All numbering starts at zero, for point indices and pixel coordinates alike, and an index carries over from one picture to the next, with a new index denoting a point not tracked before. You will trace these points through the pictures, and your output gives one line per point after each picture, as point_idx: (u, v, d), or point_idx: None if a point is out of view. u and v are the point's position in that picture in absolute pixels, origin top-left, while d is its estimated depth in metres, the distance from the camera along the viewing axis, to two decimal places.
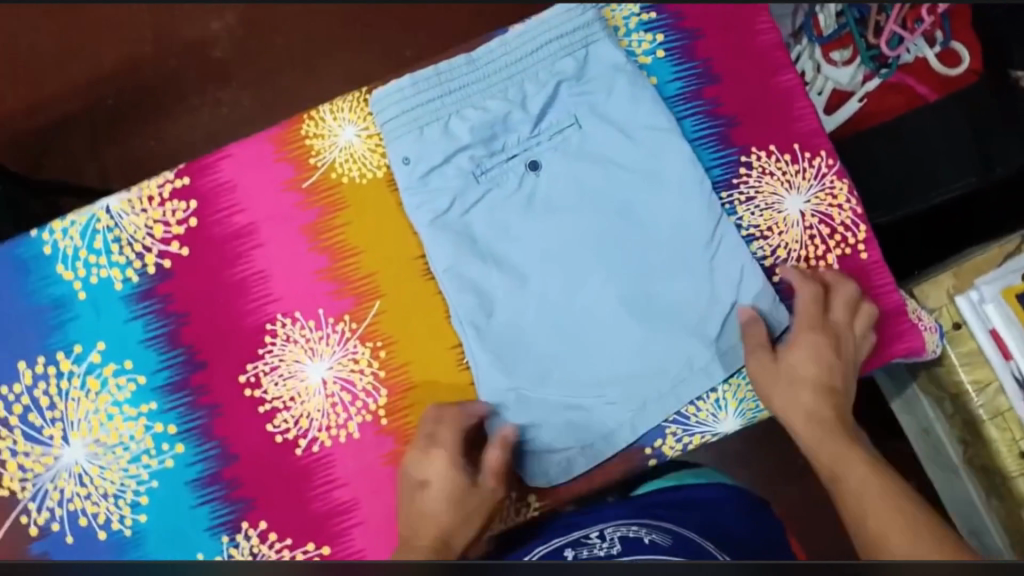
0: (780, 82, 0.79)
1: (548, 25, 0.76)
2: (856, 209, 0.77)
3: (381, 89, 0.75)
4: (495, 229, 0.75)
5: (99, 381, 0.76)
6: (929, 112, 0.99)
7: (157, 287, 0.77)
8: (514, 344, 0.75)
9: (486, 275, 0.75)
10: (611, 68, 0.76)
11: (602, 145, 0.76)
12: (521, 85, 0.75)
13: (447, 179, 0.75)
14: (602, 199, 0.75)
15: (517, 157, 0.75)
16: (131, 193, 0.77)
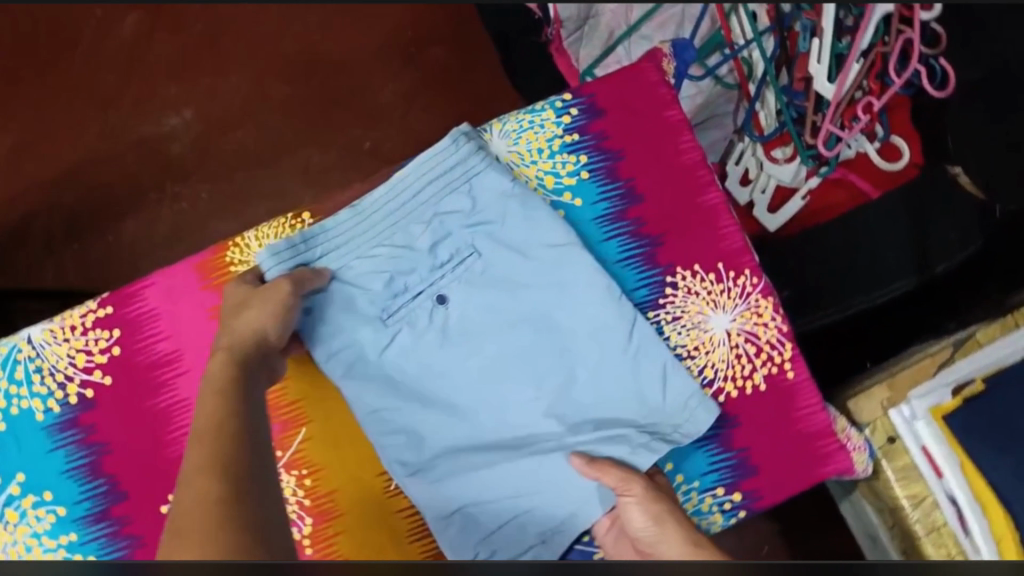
0: (704, 200, 0.80)
1: (426, 169, 0.75)
2: (782, 327, 0.78)
3: (266, 248, 0.73)
4: (421, 365, 0.74)
5: (18, 512, 0.75)
6: (871, 210, 0.98)
7: (79, 417, 0.76)
8: (449, 470, 0.74)
9: (414, 414, 0.74)
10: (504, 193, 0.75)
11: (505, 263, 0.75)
12: (405, 228, 0.74)
13: (354, 324, 0.73)
14: (515, 317, 0.75)
15: (423, 294, 0.74)
16: (55, 322, 0.77)
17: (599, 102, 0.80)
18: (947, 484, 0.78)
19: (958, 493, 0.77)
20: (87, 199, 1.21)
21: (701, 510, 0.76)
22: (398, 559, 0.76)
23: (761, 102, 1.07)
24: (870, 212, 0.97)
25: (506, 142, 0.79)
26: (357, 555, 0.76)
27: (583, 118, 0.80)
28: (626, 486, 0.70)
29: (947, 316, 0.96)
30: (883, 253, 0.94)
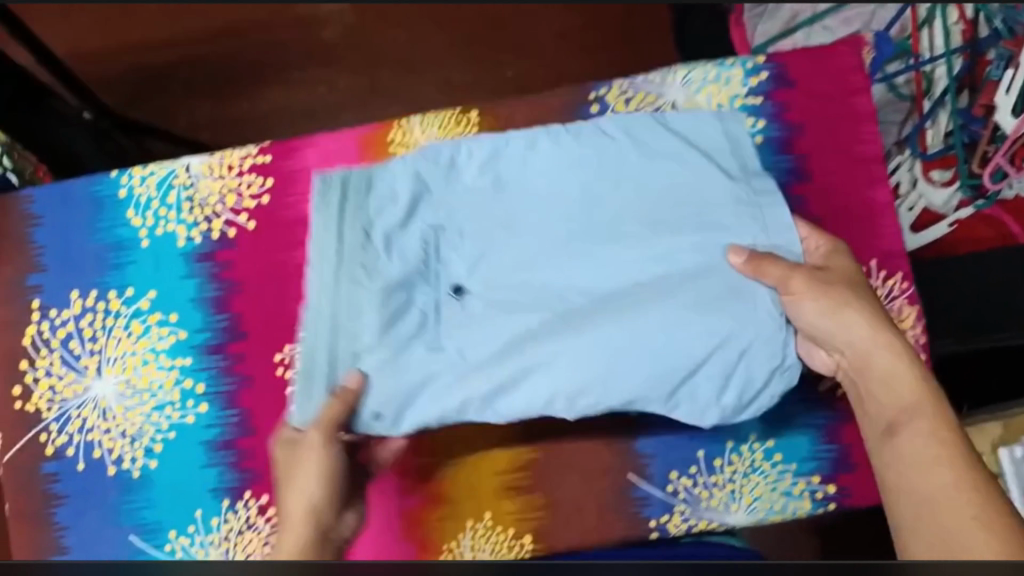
0: (873, 194, 0.77)
1: (340, 211, 0.71)
2: (920, 340, 0.75)
3: (294, 410, 0.68)
4: (484, 387, 0.66)
5: (143, 326, 0.78)
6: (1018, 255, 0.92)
7: (217, 252, 0.79)
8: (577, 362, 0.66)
9: (536, 395, 0.66)
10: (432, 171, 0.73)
11: (574, 173, 0.72)
12: (354, 283, 0.68)
13: (434, 398, 0.67)
14: (631, 201, 0.71)
15: (437, 293, 0.69)
16: (214, 158, 0.80)
17: (789, 73, 0.79)
18: None
19: None
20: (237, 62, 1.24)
21: (790, 491, 0.75)
22: (484, 458, 0.78)
23: (931, 120, 1.04)
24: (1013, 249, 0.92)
25: (687, 90, 0.79)
26: (446, 447, 0.78)
27: (770, 84, 0.78)
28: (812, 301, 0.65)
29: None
30: None
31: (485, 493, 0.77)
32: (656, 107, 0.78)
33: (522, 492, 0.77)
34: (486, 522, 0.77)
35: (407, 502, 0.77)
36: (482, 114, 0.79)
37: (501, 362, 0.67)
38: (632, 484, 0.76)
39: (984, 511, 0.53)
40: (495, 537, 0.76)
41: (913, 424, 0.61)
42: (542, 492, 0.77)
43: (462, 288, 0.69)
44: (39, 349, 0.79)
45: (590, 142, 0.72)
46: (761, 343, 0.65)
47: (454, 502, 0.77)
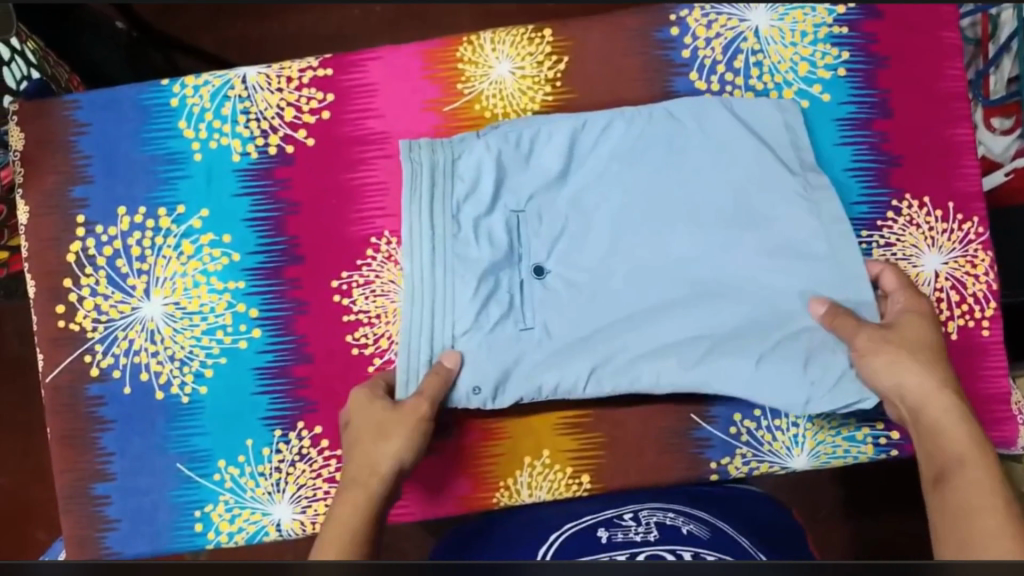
0: (954, 134, 0.75)
1: (429, 186, 0.72)
2: (992, 284, 0.74)
3: (397, 389, 0.70)
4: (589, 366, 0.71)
5: (195, 246, 0.76)
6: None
7: (274, 169, 0.76)
8: (665, 350, 0.71)
9: (627, 373, 0.71)
10: (511, 156, 0.73)
11: (647, 162, 0.73)
12: (448, 265, 0.71)
13: (523, 380, 0.71)
14: (703, 218, 0.72)
15: (525, 271, 0.72)
16: (272, 69, 0.76)
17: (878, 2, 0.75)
18: None
19: None
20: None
21: (853, 437, 0.74)
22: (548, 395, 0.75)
23: (994, 66, 1.00)
24: None
25: (771, 15, 0.75)
26: None
27: (857, 13, 0.75)
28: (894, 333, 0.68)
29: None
30: None
31: (545, 431, 0.75)
32: (738, 32, 0.75)
33: (582, 431, 0.75)
34: (543, 461, 0.75)
35: (465, 437, 0.76)
36: (556, 33, 0.76)
37: (596, 351, 0.71)
38: (695, 425, 0.75)
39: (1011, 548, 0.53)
40: (553, 476, 0.75)
41: (965, 474, 0.60)
42: (602, 431, 0.75)
43: (544, 267, 0.73)
44: (84, 266, 0.76)
45: (659, 130, 0.73)
46: (814, 361, 0.69)
47: (514, 439, 0.75)
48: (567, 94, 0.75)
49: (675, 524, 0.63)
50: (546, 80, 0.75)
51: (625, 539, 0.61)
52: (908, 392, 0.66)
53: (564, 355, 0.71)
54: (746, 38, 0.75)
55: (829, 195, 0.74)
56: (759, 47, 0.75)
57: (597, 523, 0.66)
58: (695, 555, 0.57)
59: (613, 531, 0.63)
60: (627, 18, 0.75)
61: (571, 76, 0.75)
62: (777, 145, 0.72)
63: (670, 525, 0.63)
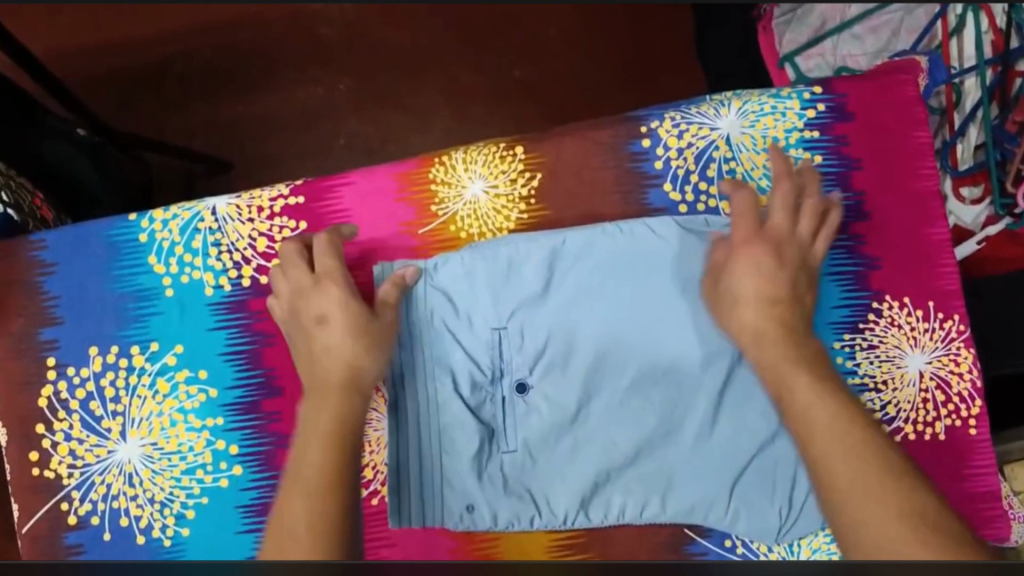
0: (931, 233, 0.75)
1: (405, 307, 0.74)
2: (976, 381, 0.73)
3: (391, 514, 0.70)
4: (577, 493, 0.71)
5: (169, 384, 0.74)
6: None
7: (248, 300, 0.74)
8: (647, 472, 0.72)
9: (614, 496, 0.72)
10: (491, 269, 0.73)
11: (634, 273, 0.73)
12: (433, 386, 0.73)
13: (512, 494, 0.71)
14: (676, 337, 0.72)
15: (506, 389, 0.73)
16: (242, 198, 0.75)
17: (848, 104, 0.76)
18: None
19: None
20: (227, 56, 1.04)
21: None
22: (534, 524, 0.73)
23: (961, 136, 0.96)
24: None
25: (742, 122, 0.75)
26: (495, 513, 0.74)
27: (827, 117, 0.75)
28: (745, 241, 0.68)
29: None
30: None
31: (536, 553, 0.73)
32: (710, 141, 0.75)
33: (574, 551, 0.73)
34: None
35: None
36: (528, 150, 0.75)
37: (583, 461, 0.72)
38: (689, 539, 0.73)
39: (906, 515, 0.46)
40: None
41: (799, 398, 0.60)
42: (595, 550, 0.73)
43: (526, 385, 0.73)
44: (56, 410, 0.74)
45: (631, 249, 0.73)
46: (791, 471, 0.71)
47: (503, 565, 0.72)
48: (543, 211, 0.75)
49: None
50: (520, 199, 0.74)
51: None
52: (753, 341, 0.65)
53: (552, 465, 0.72)
54: (717, 147, 0.75)
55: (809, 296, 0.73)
56: (731, 155, 0.75)
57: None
58: None
59: None
60: (599, 132, 0.75)
61: (546, 192, 0.75)
62: None
63: None
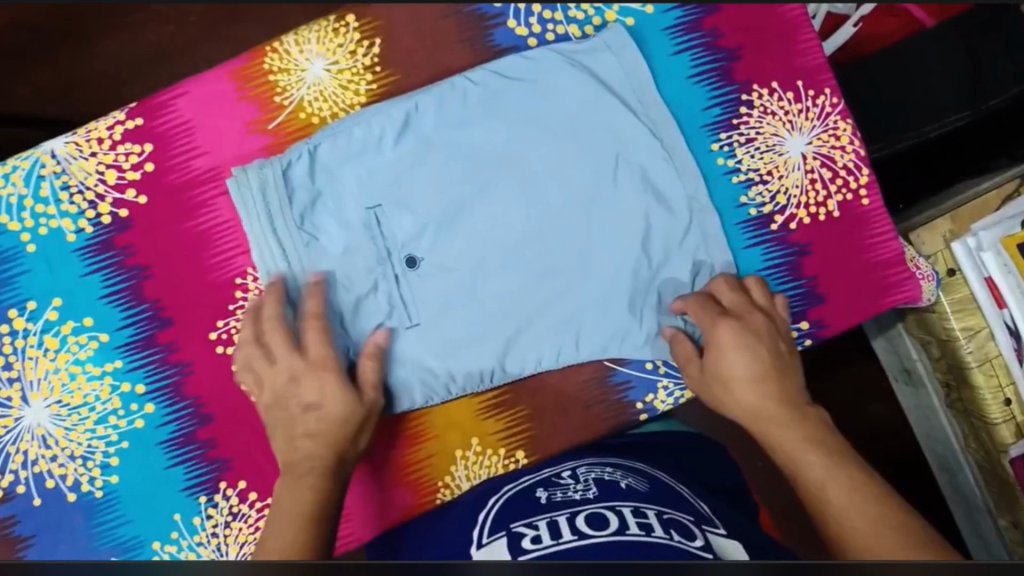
0: (786, 12, 0.73)
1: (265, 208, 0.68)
2: (859, 151, 0.73)
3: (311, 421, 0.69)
4: (490, 350, 0.71)
5: (57, 339, 0.72)
6: (929, 39, 0.85)
7: (113, 238, 0.71)
8: (560, 311, 0.71)
9: (529, 342, 0.72)
10: (347, 150, 0.70)
11: (500, 104, 0.71)
12: (319, 290, 0.69)
13: (423, 369, 0.71)
14: (549, 161, 0.71)
15: (391, 259, 0.70)
16: (79, 135, 0.71)
17: None
18: (1011, 315, 0.79)
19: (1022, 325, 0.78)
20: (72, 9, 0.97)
21: None
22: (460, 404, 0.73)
23: None
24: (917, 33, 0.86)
25: None
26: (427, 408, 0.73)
27: None
28: (708, 362, 0.69)
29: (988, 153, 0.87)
30: (936, 84, 0.83)
31: (466, 421, 0.74)
32: None
33: (502, 409, 0.74)
34: (474, 449, 0.74)
35: (388, 451, 0.73)
36: (361, 17, 0.72)
37: (491, 318, 0.71)
38: (610, 371, 0.74)
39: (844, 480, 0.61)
40: (488, 461, 0.73)
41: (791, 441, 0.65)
42: (524, 402, 0.74)
43: (416, 257, 0.70)
44: None
45: (495, 90, 0.71)
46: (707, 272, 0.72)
47: (438, 437, 0.73)
48: (390, 76, 0.72)
49: (613, 479, 0.62)
50: (364, 69, 0.72)
51: (564, 499, 0.60)
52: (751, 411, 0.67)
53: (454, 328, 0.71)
54: None
55: (678, 106, 0.73)
56: None
57: (535, 485, 0.65)
58: (634, 510, 0.56)
59: (552, 490, 0.63)
60: None
61: (389, 58, 0.72)
62: (617, 83, 0.71)
63: (608, 480, 0.62)
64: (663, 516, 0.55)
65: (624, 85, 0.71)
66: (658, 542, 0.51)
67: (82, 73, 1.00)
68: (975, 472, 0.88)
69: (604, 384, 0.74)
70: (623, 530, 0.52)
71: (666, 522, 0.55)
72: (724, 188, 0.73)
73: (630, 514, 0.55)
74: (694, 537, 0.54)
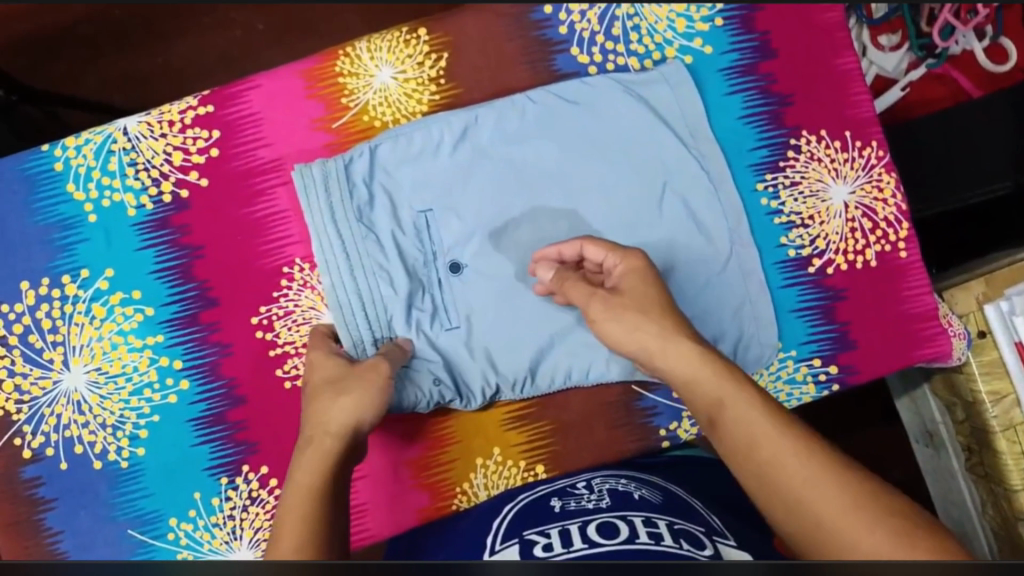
0: (841, 64, 0.75)
1: (329, 199, 0.70)
2: (901, 206, 0.75)
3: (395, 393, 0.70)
4: (526, 359, 0.73)
5: (105, 308, 0.74)
6: (975, 109, 0.88)
7: (171, 217, 0.74)
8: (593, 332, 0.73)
9: (563, 356, 0.73)
10: (405, 150, 0.73)
11: (555, 125, 0.73)
12: (373, 281, 0.71)
13: (463, 371, 0.72)
14: (596, 184, 0.73)
15: (438, 262, 0.73)
16: (151, 115, 0.74)
17: None
18: None
19: None
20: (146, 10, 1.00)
21: (794, 380, 0.74)
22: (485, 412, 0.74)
23: None
24: (968, 103, 0.89)
25: None
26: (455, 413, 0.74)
27: None
28: (603, 313, 0.65)
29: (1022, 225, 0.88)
30: (983, 152, 0.86)
31: (490, 428, 0.74)
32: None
33: (527, 423, 0.74)
34: (495, 459, 0.74)
35: (412, 452, 0.74)
36: (431, 31, 0.75)
37: (535, 321, 0.73)
38: (638, 396, 0.75)
39: (791, 438, 0.55)
40: (507, 472, 0.74)
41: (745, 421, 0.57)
42: (550, 418, 0.74)
43: (461, 264, 0.73)
44: None
45: (551, 113, 0.73)
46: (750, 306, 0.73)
47: (461, 442, 0.74)
48: (453, 89, 0.75)
49: (627, 490, 0.63)
50: (429, 80, 0.75)
51: (577, 508, 0.61)
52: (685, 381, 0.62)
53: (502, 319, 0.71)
54: (620, 5, 0.75)
55: (727, 144, 0.75)
56: (634, 10, 0.75)
57: (550, 493, 0.67)
58: (645, 519, 0.57)
59: (567, 499, 0.64)
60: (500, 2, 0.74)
61: (454, 72, 0.75)
62: (670, 117, 0.74)
63: (622, 491, 0.63)
64: (673, 527, 0.56)
65: (675, 119, 0.74)
66: (664, 549, 0.51)
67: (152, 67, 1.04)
68: (989, 538, 0.87)
69: (630, 407, 0.75)
70: (632, 539, 0.53)
71: (676, 532, 0.55)
72: (765, 228, 0.75)
73: (641, 523, 0.56)
74: (704, 547, 0.54)
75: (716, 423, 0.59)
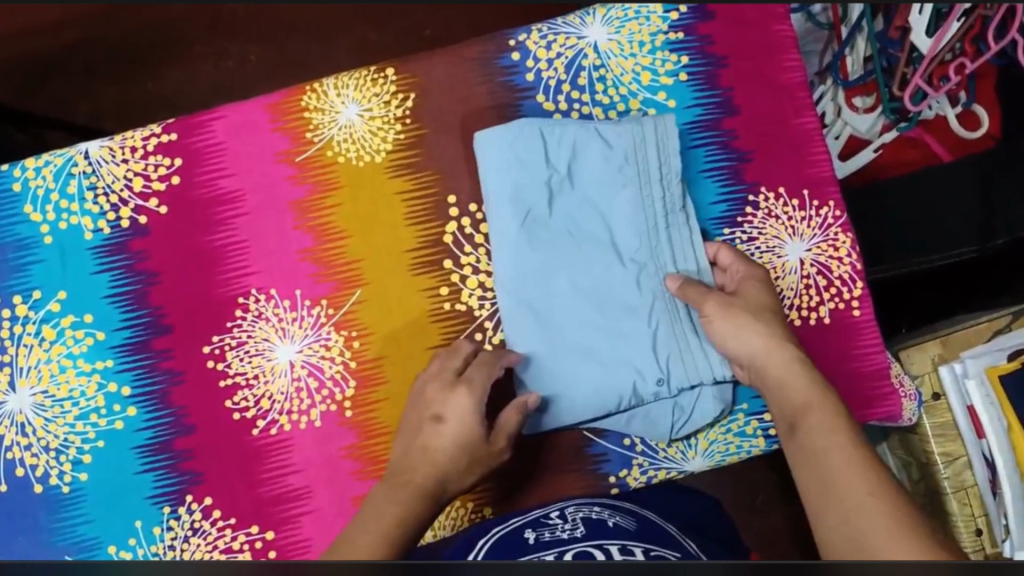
0: (801, 123, 0.76)
1: (507, 168, 0.71)
2: (855, 265, 0.75)
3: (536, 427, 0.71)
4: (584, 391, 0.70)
5: (56, 330, 0.74)
6: (943, 173, 0.88)
7: (129, 242, 0.74)
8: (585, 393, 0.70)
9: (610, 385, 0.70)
10: (497, 163, 0.71)
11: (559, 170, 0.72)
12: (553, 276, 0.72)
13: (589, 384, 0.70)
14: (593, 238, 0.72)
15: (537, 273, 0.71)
16: (114, 140, 0.75)
17: None
18: (988, 446, 0.78)
19: (998, 458, 0.77)
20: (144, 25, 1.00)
21: (745, 433, 0.74)
22: None
23: (850, 47, 0.98)
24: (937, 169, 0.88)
25: (608, 29, 0.76)
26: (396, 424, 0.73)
27: (690, 17, 0.77)
28: (719, 312, 0.69)
29: (999, 290, 0.87)
30: (949, 218, 0.86)
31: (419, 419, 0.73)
32: (578, 50, 0.76)
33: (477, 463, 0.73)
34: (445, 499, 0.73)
35: (360, 489, 0.72)
36: (399, 71, 0.76)
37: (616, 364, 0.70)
38: (588, 442, 0.74)
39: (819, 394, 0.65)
40: (455, 512, 0.73)
41: (811, 417, 0.64)
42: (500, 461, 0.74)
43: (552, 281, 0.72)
44: None
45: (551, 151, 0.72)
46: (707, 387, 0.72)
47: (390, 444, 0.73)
48: (417, 130, 0.75)
49: (601, 518, 0.63)
50: (395, 119, 0.75)
51: (552, 538, 0.60)
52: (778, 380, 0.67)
53: (619, 324, 0.71)
54: (586, 55, 0.76)
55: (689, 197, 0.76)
56: (600, 62, 0.76)
57: (524, 524, 0.65)
58: (621, 547, 0.57)
59: (540, 529, 0.63)
60: (467, 48, 0.76)
61: (420, 112, 0.75)
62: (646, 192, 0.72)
63: (596, 520, 0.63)
64: (650, 554, 0.57)
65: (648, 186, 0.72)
66: None
67: (142, 93, 1.05)
68: None
69: (580, 454, 0.74)
70: None
71: None
72: None
73: (617, 552, 0.55)
74: None
75: (799, 427, 0.64)
